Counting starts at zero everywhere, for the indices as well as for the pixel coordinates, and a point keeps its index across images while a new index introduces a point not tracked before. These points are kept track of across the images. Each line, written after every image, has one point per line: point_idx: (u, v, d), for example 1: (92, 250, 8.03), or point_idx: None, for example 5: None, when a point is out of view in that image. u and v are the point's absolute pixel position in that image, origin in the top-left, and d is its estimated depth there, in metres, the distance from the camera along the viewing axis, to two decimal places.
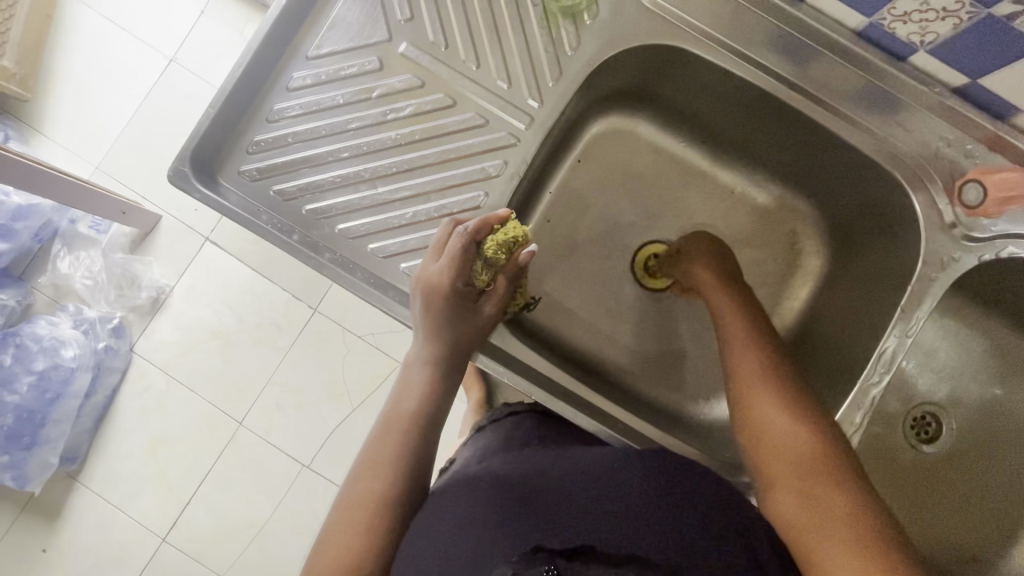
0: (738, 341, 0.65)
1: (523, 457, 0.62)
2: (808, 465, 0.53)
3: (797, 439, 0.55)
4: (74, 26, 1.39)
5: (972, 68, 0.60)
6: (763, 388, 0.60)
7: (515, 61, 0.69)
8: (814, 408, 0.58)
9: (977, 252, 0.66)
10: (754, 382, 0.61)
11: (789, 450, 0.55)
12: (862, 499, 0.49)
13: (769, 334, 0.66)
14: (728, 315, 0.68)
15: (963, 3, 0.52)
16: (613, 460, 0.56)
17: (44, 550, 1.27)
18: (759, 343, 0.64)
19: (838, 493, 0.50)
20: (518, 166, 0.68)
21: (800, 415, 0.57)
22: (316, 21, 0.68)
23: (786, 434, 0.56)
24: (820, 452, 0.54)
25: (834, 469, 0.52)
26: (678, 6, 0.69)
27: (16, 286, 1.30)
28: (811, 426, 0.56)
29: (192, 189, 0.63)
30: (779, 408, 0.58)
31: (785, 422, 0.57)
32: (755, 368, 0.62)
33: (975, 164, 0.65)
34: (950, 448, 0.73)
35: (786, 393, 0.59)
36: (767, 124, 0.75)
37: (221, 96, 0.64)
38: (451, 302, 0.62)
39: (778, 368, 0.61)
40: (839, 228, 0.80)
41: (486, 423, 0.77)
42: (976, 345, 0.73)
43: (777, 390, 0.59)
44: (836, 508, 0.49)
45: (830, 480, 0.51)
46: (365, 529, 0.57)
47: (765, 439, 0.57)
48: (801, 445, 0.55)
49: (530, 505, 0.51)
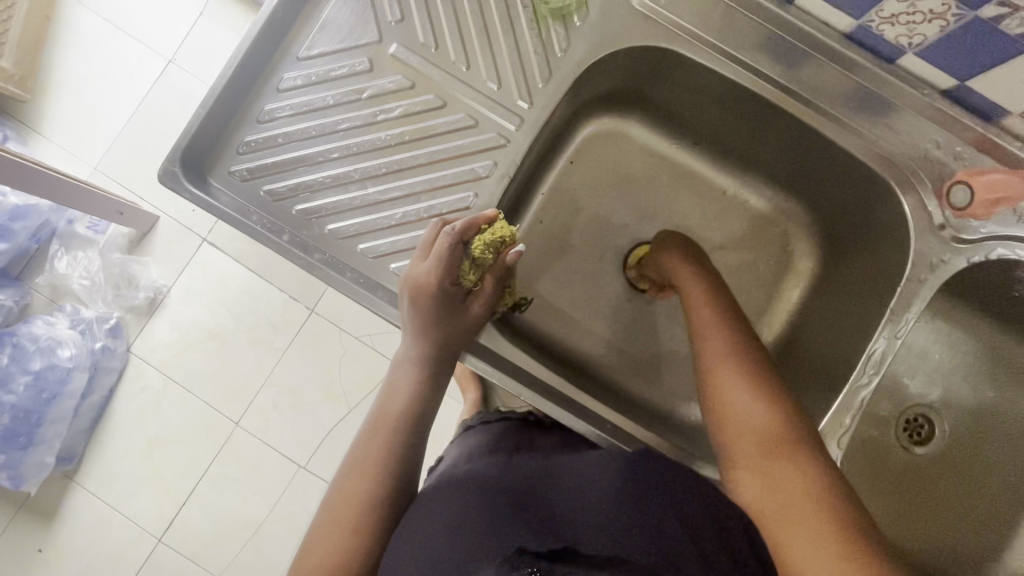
0: (707, 325, 0.65)
1: (511, 462, 0.62)
2: (774, 451, 0.54)
3: (763, 423, 0.56)
4: (73, 28, 1.39)
5: (960, 70, 0.60)
6: (729, 376, 0.60)
7: (505, 62, 0.69)
8: (782, 391, 0.58)
9: (967, 253, 0.66)
10: (722, 367, 0.61)
11: (755, 435, 0.55)
12: (826, 486, 0.50)
13: (735, 316, 0.66)
14: (698, 299, 0.68)
15: (949, 5, 0.53)
16: (601, 466, 0.56)
17: (39, 550, 1.28)
18: (726, 326, 0.64)
19: (803, 480, 0.51)
20: (508, 167, 0.68)
21: (766, 398, 0.57)
22: (307, 22, 0.68)
23: (752, 418, 0.56)
24: (785, 437, 0.54)
25: (799, 455, 0.53)
26: (668, 8, 0.69)
27: (14, 286, 1.31)
28: (777, 409, 0.56)
29: (182, 189, 0.64)
30: (745, 393, 0.58)
31: (751, 406, 0.57)
32: (723, 352, 0.62)
33: (965, 166, 0.66)
34: (943, 450, 0.73)
35: (753, 376, 0.59)
36: (757, 126, 0.75)
37: (212, 97, 0.65)
38: (438, 302, 0.62)
39: (744, 351, 0.62)
40: (830, 229, 0.80)
41: (476, 424, 0.78)
42: (968, 347, 0.73)
43: (744, 373, 0.59)
44: (801, 496, 0.50)
45: (796, 467, 0.52)
46: (351, 528, 0.57)
47: (732, 424, 0.58)
48: (767, 430, 0.55)
49: (521, 510, 0.52)
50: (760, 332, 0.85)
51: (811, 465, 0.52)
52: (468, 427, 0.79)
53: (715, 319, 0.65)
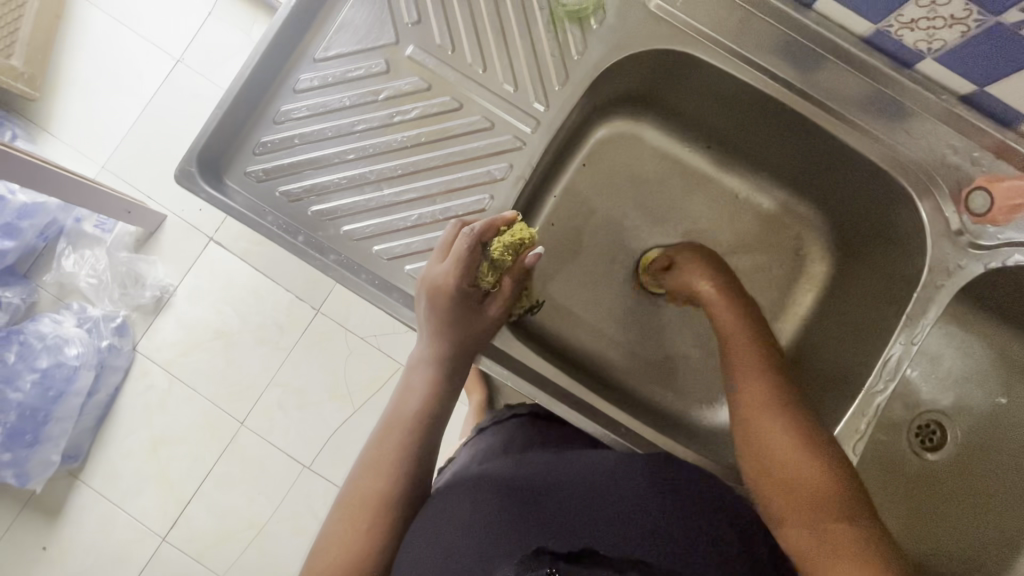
0: (748, 366, 0.64)
1: (524, 459, 0.62)
2: (819, 499, 0.53)
3: (807, 469, 0.54)
4: (83, 27, 1.40)
5: (980, 75, 0.60)
6: (771, 420, 0.59)
7: (522, 64, 0.69)
8: (824, 437, 0.57)
9: (983, 259, 0.66)
10: (763, 410, 0.60)
11: (799, 480, 0.54)
12: (872, 542, 0.49)
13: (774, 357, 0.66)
14: (739, 337, 0.68)
15: (970, 11, 0.52)
16: (614, 468, 0.56)
17: (44, 548, 1.28)
18: (769, 369, 0.63)
19: (849, 533, 0.50)
20: (524, 169, 0.68)
21: (810, 444, 0.56)
22: (324, 23, 0.68)
23: (796, 464, 0.55)
24: (830, 486, 0.53)
25: (845, 507, 0.52)
26: (685, 11, 0.69)
27: (20, 284, 1.31)
28: (822, 456, 0.55)
29: (198, 189, 0.64)
30: (789, 438, 0.57)
31: (795, 451, 0.56)
32: (766, 396, 0.61)
33: (983, 171, 0.65)
34: (957, 456, 0.72)
35: (796, 423, 0.58)
36: (772, 130, 0.75)
37: (229, 97, 0.65)
38: (456, 304, 0.62)
39: (786, 396, 0.61)
40: (844, 233, 0.80)
41: (488, 425, 0.77)
42: (982, 353, 0.73)
43: (787, 419, 0.58)
44: (848, 550, 0.49)
45: (842, 520, 0.51)
46: (365, 528, 0.57)
47: (774, 467, 0.56)
48: (813, 478, 0.54)
49: (531, 509, 0.52)
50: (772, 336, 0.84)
51: (857, 518, 0.51)
52: (480, 427, 0.79)
53: (756, 360, 0.65)
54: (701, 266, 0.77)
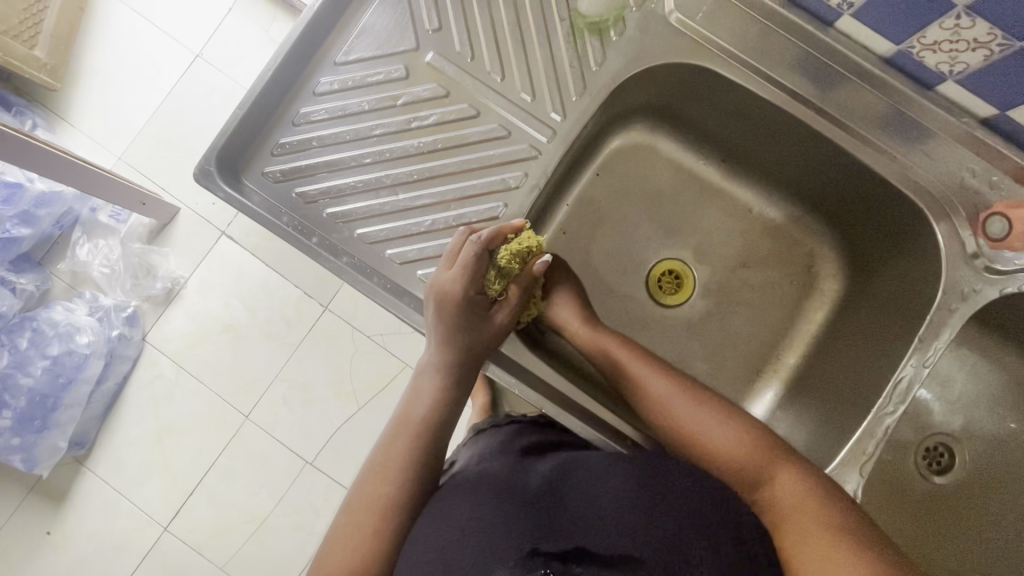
0: (638, 376, 0.66)
1: (522, 459, 0.63)
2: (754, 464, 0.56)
3: (733, 443, 0.58)
4: (106, 20, 1.42)
5: (1001, 99, 0.59)
6: (687, 412, 0.62)
7: (541, 74, 0.69)
8: (732, 406, 0.62)
9: (999, 284, 0.65)
10: (678, 408, 0.62)
11: (732, 457, 0.58)
12: (813, 482, 0.54)
13: (656, 357, 0.68)
14: (617, 350, 0.68)
15: (994, 35, 0.52)
16: (613, 462, 0.57)
17: (47, 532, 1.29)
18: (662, 371, 0.66)
19: (788, 483, 0.54)
20: (539, 178, 0.68)
21: (726, 419, 0.60)
22: (346, 28, 0.69)
23: (723, 443, 0.59)
24: (757, 447, 0.57)
25: (776, 460, 0.56)
26: (705, 25, 0.69)
27: (35, 272, 1.33)
28: (740, 426, 0.60)
29: (215, 188, 0.64)
30: (705, 421, 0.60)
31: (716, 429, 0.60)
32: (669, 393, 0.63)
33: (1000, 195, 0.65)
34: (964, 480, 0.71)
35: (705, 405, 0.62)
36: (789, 147, 0.75)
37: (250, 97, 0.65)
38: (463, 311, 0.63)
39: (686, 385, 0.64)
40: (857, 251, 0.80)
41: (486, 427, 0.77)
42: (992, 377, 0.72)
43: (696, 406, 0.62)
44: (800, 492, 0.53)
45: (784, 476, 0.55)
46: (373, 533, 0.58)
47: (709, 456, 0.59)
48: (740, 447, 0.58)
49: (535, 507, 0.52)
50: (780, 351, 0.84)
51: (795, 468, 0.55)
52: (479, 429, 0.78)
53: (642, 365, 0.67)
54: (570, 296, 0.73)
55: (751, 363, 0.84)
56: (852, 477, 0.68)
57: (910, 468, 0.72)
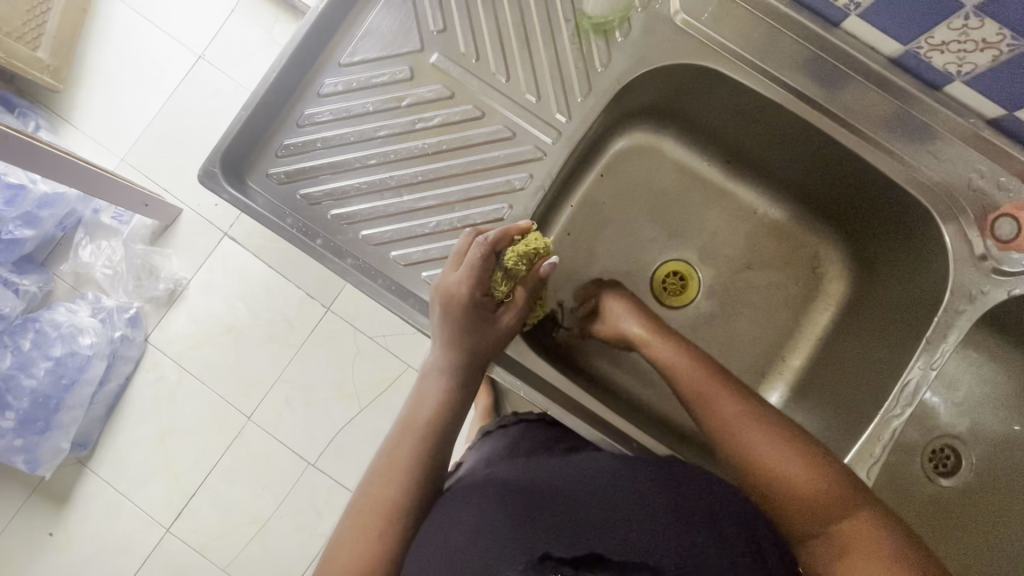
0: (707, 393, 0.63)
1: (529, 461, 0.63)
2: (827, 504, 0.53)
3: (805, 477, 0.54)
4: (108, 21, 1.42)
5: (1009, 100, 0.59)
6: (755, 438, 0.58)
7: (545, 75, 0.69)
8: (805, 435, 0.59)
9: (1006, 285, 0.64)
10: (744, 432, 0.59)
11: (802, 490, 0.54)
12: (886, 534, 0.50)
13: (725, 374, 0.65)
14: (683, 364, 0.67)
15: (1003, 35, 0.52)
16: (621, 468, 0.56)
17: (50, 534, 1.29)
18: (729, 391, 0.62)
19: (861, 529, 0.51)
20: (544, 179, 0.68)
21: (799, 450, 0.56)
22: (351, 29, 0.69)
23: (794, 474, 0.55)
24: (831, 485, 0.54)
25: (851, 503, 0.53)
26: (711, 26, 0.69)
27: (38, 273, 1.33)
28: (815, 459, 0.56)
29: (219, 190, 0.64)
30: (776, 450, 0.57)
31: (787, 460, 0.56)
32: (739, 414, 0.60)
33: (1008, 196, 0.64)
34: (971, 483, 0.71)
35: (778, 433, 0.58)
36: (794, 148, 0.75)
37: (254, 99, 0.65)
38: (470, 313, 0.62)
39: (756, 410, 0.60)
40: (863, 252, 0.79)
41: (493, 429, 0.77)
42: (999, 378, 0.72)
43: (767, 433, 0.58)
44: (871, 543, 0.50)
45: (856, 522, 0.52)
46: (377, 535, 0.57)
47: (773, 484, 0.56)
48: (813, 483, 0.54)
49: (543, 510, 0.52)
50: (785, 353, 0.84)
51: (868, 516, 0.52)
52: (486, 431, 0.78)
53: (713, 384, 0.64)
54: (630, 309, 0.74)
55: (755, 364, 0.84)
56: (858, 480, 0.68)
57: (916, 470, 0.72)
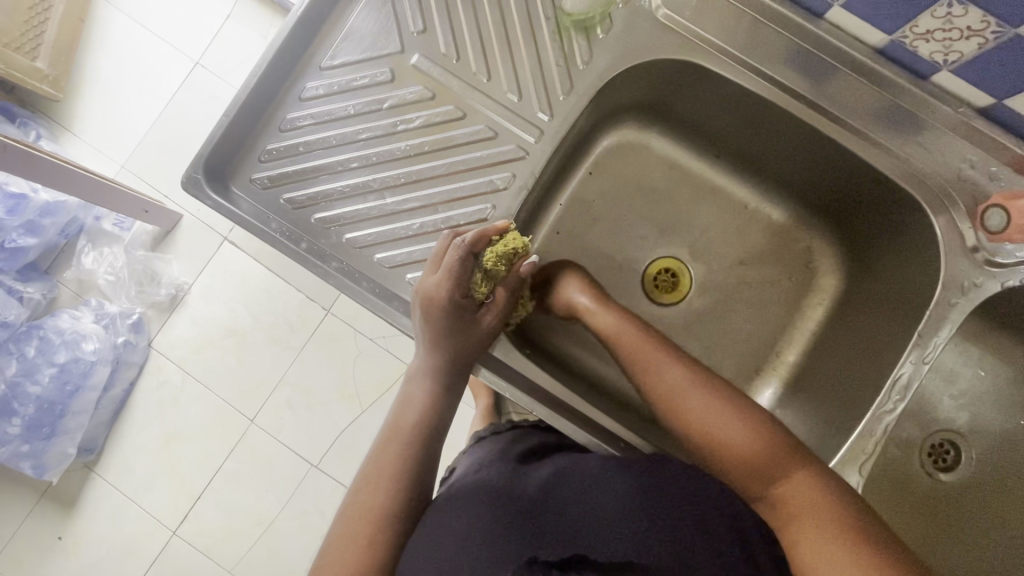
0: (650, 359, 0.64)
1: (522, 463, 0.62)
2: (768, 461, 0.54)
3: (740, 433, 0.56)
4: (106, 29, 1.43)
5: (997, 88, 0.58)
6: (698, 405, 0.59)
7: (527, 74, 0.68)
8: (741, 396, 0.60)
9: (1001, 277, 0.63)
10: (688, 401, 0.59)
11: (743, 450, 0.55)
12: (825, 485, 0.52)
13: (665, 342, 0.66)
14: (627, 331, 0.67)
15: (988, 23, 0.51)
16: (608, 465, 0.56)
17: (59, 538, 1.30)
18: (671, 359, 0.63)
19: (797, 483, 0.52)
20: (527, 179, 0.67)
21: (737, 410, 0.58)
22: (331, 33, 0.69)
23: (738, 439, 0.56)
24: (764, 439, 0.55)
25: (787, 457, 0.54)
26: (694, 20, 0.68)
27: (41, 280, 1.34)
28: (754, 421, 0.57)
29: (203, 196, 0.64)
30: (719, 416, 0.58)
31: (730, 425, 0.57)
32: (685, 385, 0.61)
33: (1000, 186, 0.63)
34: (969, 478, 0.70)
35: (714, 394, 0.59)
36: (782, 143, 0.74)
37: (236, 104, 0.65)
38: (450, 315, 0.62)
39: (699, 377, 0.61)
40: (854, 247, 0.78)
41: (486, 434, 0.76)
42: (997, 371, 0.71)
43: (710, 393, 0.59)
44: (811, 498, 0.51)
45: (798, 479, 0.53)
46: (368, 542, 0.57)
47: (721, 451, 0.57)
48: (751, 443, 0.55)
49: (531, 509, 0.53)
50: (779, 348, 0.83)
51: (808, 471, 0.53)
52: (480, 436, 0.77)
53: (655, 350, 0.65)
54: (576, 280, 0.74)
55: (749, 361, 0.83)
56: (851, 476, 0.67)
57: (916, 467, 0.71)
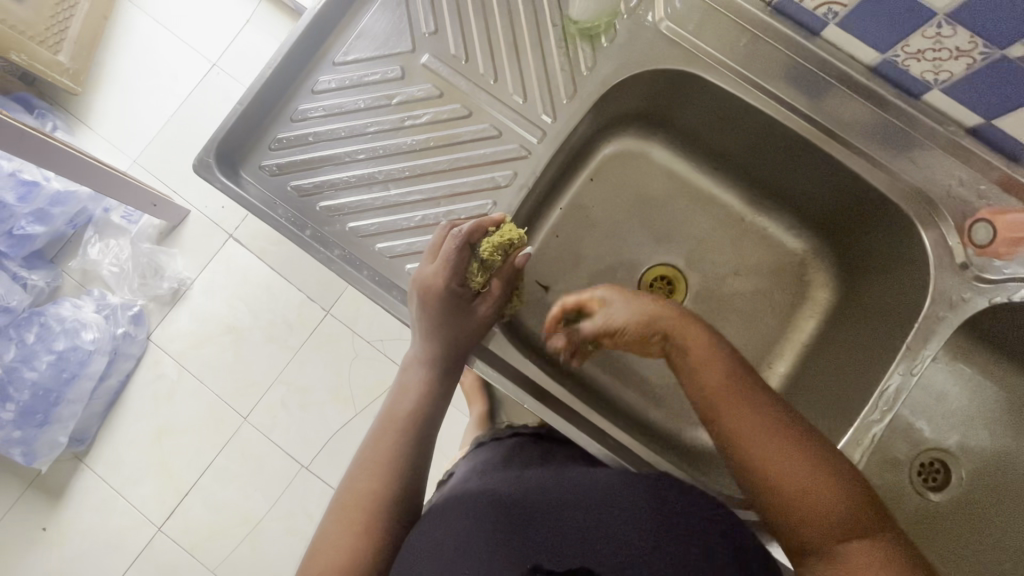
0: (734, 388, 0.56)
1: (523, 472, 0.62)
2: (849, 525, 0.50)
3: (826, 494, 0.51)
4: (127, 28, 1.47)
5: (985, 108, 0.60)
6: (786, 458, 0.52)
7: (533, 78, 0.71)
8: (823, 445, 0.54)
9: (988, 293, 0.65)
10: (772, 449, 0.53)
11: (827, 511, 0.51)
12: (898, 553, 0.49)
13: (749, 376, 0.57)
14: (709, 361, 0.57)
15: (976, 44, 0.53)
16: (615, 480, 0.55)
17: (43, 529, 1.30)
18: (758, 399, 0.56)
19: (875, 547, 0.50)
20: (528, 178, 0.69)
21: (824, 466, 0.52)
22: (346, 30, 0.71)
23: (824, 499, 0.51)
24: (850, 503, 0.51)
25: (866, 520, 0.50)
26: (695, 34, 0.70)
27: (47, 268, 1.36)
28: (841, 481, 0.52)
29: (213, 179, 0.66)
30: (806, 473, 0.52)
31: (819, 485, 0.51)
32: (772, 434, 0.54)
33: (987, 204, 0.65)
34: (959, 498, 0.69)
35: (802, 446, 0.53)
36: (779, 156, 0.76)
37: (250, 93, 0.68)
38: (446, 303, 0.63)
39: (787, 423, 0.55)
40: (848, 262, 0.80)
41: (487, 441, 0.75)
42: (987, 390, 0.71)
43: (783, 439, 0.53)
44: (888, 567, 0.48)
45: (875, 545, 0.50)
46: (362, 528, 0.58)
47: (801, 506, 0.51)
48: (836, 505, 0.51)
49: (529, 519, 0.52)
50: (771, 359, 0.83)
51: (884, 536, 0.50)
52: (480, 442, 0.76)
53: (739, 387, 0.56)
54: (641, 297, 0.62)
55: None
56: None
57: (907, 486, 0.70)
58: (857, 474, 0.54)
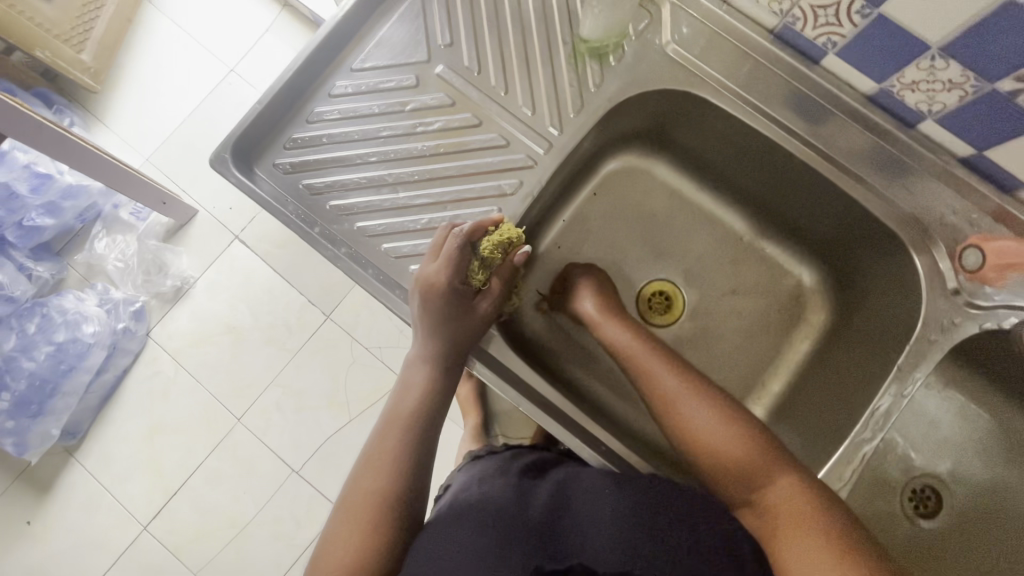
0: (647, 356, 0.68)
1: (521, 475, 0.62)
2: (753, 467, 0.57)
3: (727, 440, 0.59)
4: (150, 31, 1.51)
5: (977, 139, 0.62)
6: (692, 413, 0.61)
7: (542, 91, 0.73)
8: (734, 405, 0.62)
9: (980, 319, 0.66)
10: (680, 405, 0.63)
11: (731, 456, 0.58)
12: (808, 490, 0.54)
13: (664, 348, 0.69)
14: (631, 337, 0.71)
15: (967, 77, 0.55)
16: (607, 483, 0.57)
17: (28, 522, 1.29)
18: (668, 365, 0.66)
19: (784, 487, 0.55)
20: (533, 187, 0.71)
21: (727, 418, 0.60)
22: (364, 39, 0.74)
23: (727, 446, 0.58)
24: (753, 447, 0.58)
25: (772, 463, 0.57)
26: (700, 57, 0.73)
27: (52, 261, 1.37)
28: (744, 430, 0.59)
29: (229, 174, 0.69)
30: (708, 424, 0.60)
31: (719, 433, 0.59)
32: (679, 394, 0.63)
33: (979, 232, 0.67)
34: (947, 524, 0.70)
35: (707, 403, 0.62)
36: (779, 178, 0.78)
37: (269, 93, 0.70)
38: (447, 301, 0.64)
39: (694, 385, 0.64)
40: (843, 285, 0.82)
41: (483, 454, 0.74)
42: (979, 417, 0.71)
43: (690, 398, 0.63)
44: (794, 500, 0.53)
45: (782, 485, 0.55)
46: (371, 526, 0.58)
47: (710, 455, 0.59)
48: (739, 449, 0.58)
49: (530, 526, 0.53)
50: (765, 379, 0.85)
51: (793, 477, 0.55)
52: (473, 455, 0.76)
53: (653, 357, 0.68)
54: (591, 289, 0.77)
55: (736, 390, 0.84)
56: None
57: (896, 510, 0.71)
58: (770, 432, 0.60)
